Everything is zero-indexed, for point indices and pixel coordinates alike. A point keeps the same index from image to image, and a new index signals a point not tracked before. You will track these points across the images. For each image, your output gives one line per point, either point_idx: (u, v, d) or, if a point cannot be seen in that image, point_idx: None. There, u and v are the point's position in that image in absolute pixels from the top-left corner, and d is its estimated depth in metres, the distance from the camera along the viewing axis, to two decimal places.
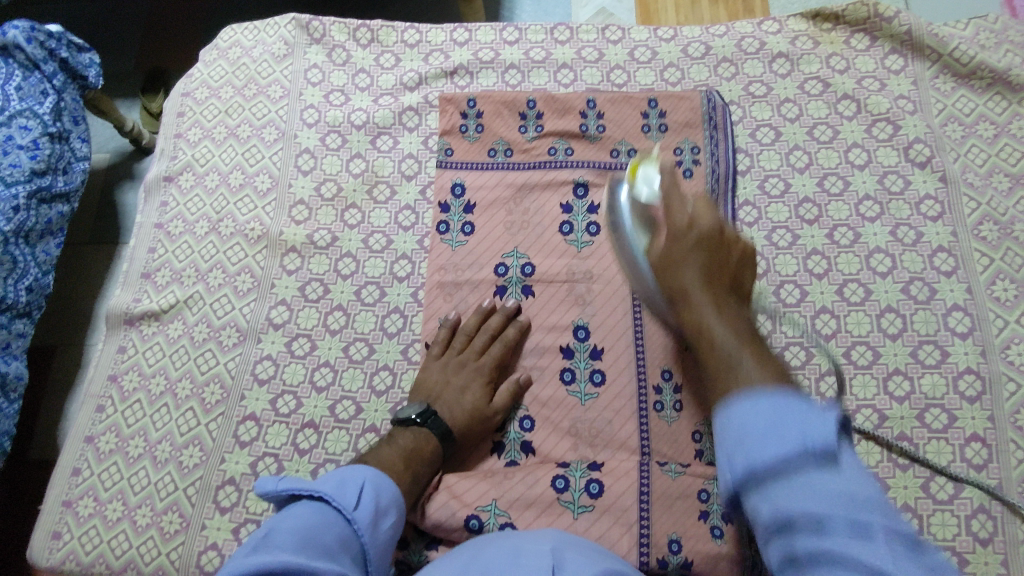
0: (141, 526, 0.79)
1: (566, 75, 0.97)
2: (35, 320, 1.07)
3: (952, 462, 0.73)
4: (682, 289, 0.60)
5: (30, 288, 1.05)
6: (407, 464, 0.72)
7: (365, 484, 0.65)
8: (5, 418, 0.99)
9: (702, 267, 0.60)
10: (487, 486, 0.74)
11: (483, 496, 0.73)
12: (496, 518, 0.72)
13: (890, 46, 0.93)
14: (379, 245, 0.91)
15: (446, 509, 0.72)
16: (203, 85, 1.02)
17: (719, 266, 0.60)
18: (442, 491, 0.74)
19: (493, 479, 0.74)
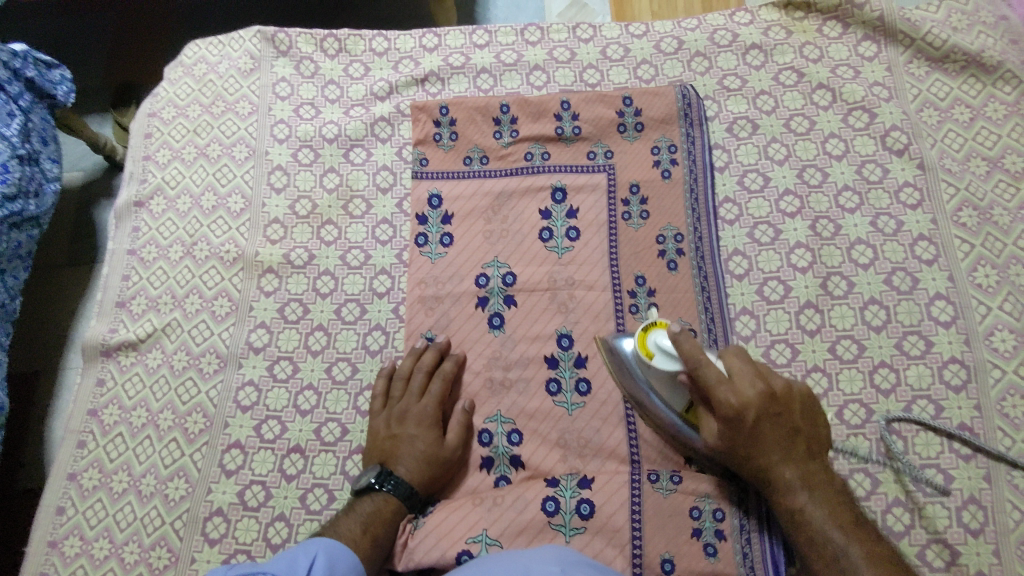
0: (129, 562, 0.78)
1: (539, 77, 0.96)
2: (7, 347, 1.04)
3: (941, 454, 0.72)
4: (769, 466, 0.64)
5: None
6: (368, 526, 0.70)
7: (318, 556, 0.63)
8: None
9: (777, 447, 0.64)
10: (477, 515, 0.72)
11: (473, 526, 0.72)
12: (489, 548, 0.70)
13: (863, 32, 0.92)
14: (357, 261, 0.89)
15: (434, 549, 0.71)
16: (169, 104, 1.00)
17: (789, 427, 0.64)
18: (429, 530, 0.72)
19: (483, 506, 0.73)
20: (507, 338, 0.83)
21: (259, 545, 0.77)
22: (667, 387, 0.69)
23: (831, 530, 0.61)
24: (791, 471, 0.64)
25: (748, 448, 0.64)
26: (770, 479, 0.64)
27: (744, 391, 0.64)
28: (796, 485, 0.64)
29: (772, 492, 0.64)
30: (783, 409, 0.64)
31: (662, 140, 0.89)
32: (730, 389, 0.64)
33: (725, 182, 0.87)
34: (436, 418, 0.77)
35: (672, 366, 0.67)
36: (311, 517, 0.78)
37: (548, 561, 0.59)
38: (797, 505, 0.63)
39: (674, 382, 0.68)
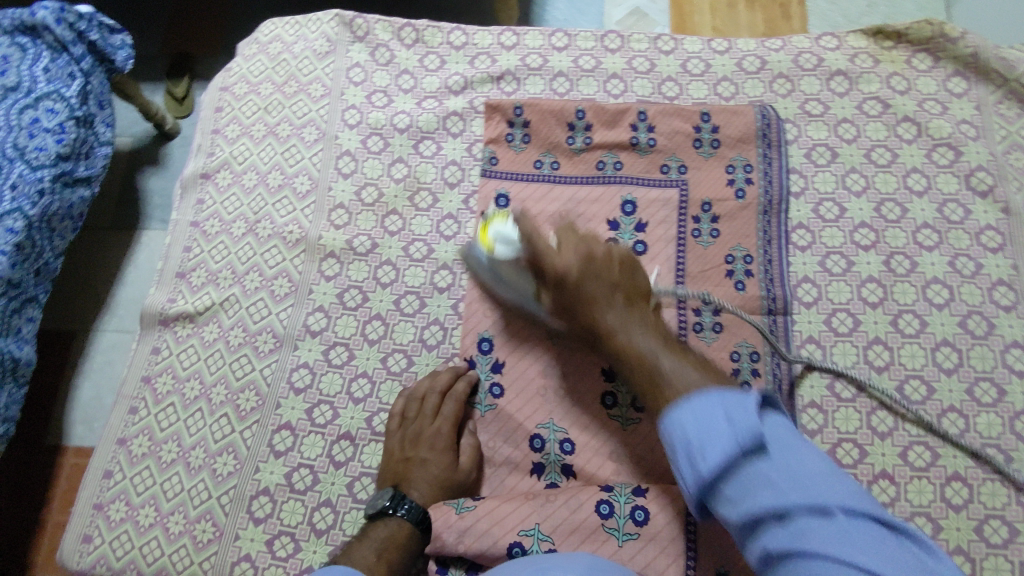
0: (173, 533, 0.78)
1: (616, 86, 0.95)
2: (42, 303, 1.06)
3: (1008, 506, 0.71)
4: (611, 331, 0.71)
5: (39, 271, 1.04)
6: (382, 552, 0.70)
7: None
8: (16, 404, 1.01)
9: (599, 293, 0.73)
10: (528, 509, 0.71)
11: (525, 520, 0.70)
12: (540, 544, 0.69)
13: (954, 68, 0.90)
14: (419, 254, 0.89)
15: (485, 536, 0.70)
16: (242, 79, 1.00)
17: (627, 287, 0.73)
18: (481, 518, 0.70)
19: (535, 502, 0.71)
20: (566, 348, 0.82)
21: (304, 529, 0.77)
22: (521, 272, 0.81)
23: (695, 382, 0.61)
24: (647, 347, 0.68)
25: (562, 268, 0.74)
26: (653, 390, 0.65)
27: (564, 260, 0.74)
28: (637, 330, 0.71)
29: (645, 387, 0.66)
30: (600, 268, 0.73)
31: (737, 159, 0.88)
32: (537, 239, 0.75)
33: (800, 209, 0.86)
34: (449, 439, 0.77)
35: (510, 254, 0.81)
36: (357, 505, 0.78)
37: (575, 568, 0.59)
38: (692, 386, 0.61)
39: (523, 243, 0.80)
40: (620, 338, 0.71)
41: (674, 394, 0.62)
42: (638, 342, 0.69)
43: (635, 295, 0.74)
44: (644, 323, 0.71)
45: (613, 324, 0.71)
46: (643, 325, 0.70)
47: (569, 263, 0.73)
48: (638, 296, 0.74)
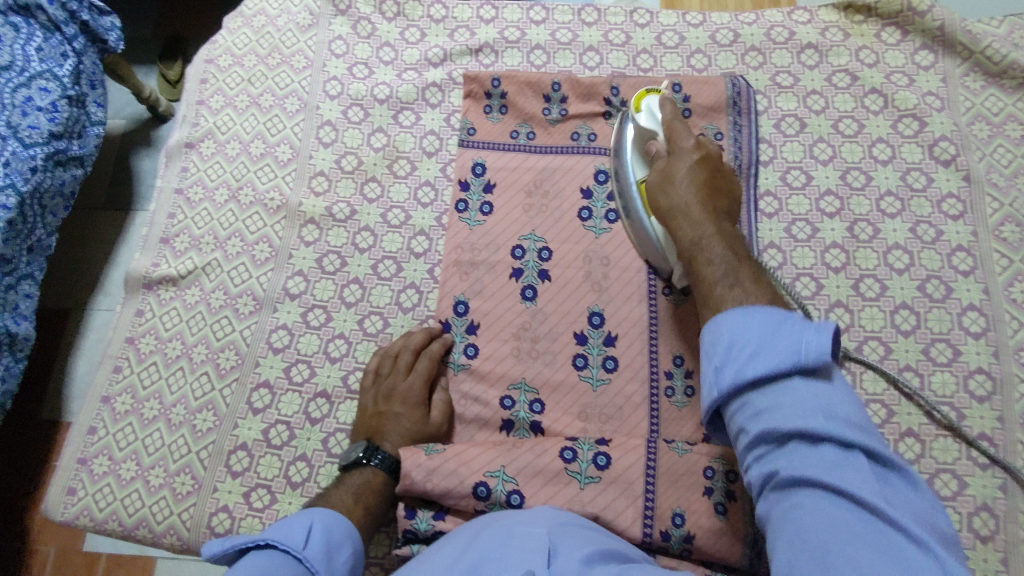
0: (154, 486, 0.81)
1: (592, 58, 0.97)
2: (38, 280, 1.08)
3: (958, 460, 0.73)
4: (710, 263, 0.65)
5: (32, 248, 1.06)
6: (360, 496, 0.72)
7: (314, 524, 0.63)
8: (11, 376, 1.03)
9: (701, 194, 0.71)
10: (495, 453, 0.73)
11: (491, 462, 0.72)
12: (505, 484, 0.71)
13: (922, 41, 0.92)
14: (397, 220, 0.91)
15: (453, 475, 0.71)
16: (227, 52, 1.02)
17: (710, 206, 0.70)
18: (451, 459, 0.73)
19: (502, 447, 0.74)
20: (539, 311, 0.84)
21: (280, 482, 0.80)
22: (643, 156, 0.82)
23: (751, 298, 0.59)
24: (719, 263, 0.64)
25: (673, 171, 0.74)
26: (704, 271, 0.65)
27: (674, 193, 0.72)
28: (729, 295, 0.60)
29: (700, 267, 0.65)
30: (728, 234, 0.68)
31: (708, 127, 0.89)
32: (677, 132, 0.77)
33: (768, 177, 0.88)
34: (421, 395, 0.79)
35: (642, 177, 0.81)
36: (331, 459, 0.81)
37: (538, 521, 0.61)
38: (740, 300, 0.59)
39: (647, 148, 0.81)
40: (698, 240, 0.67)
41: (722, 303, 0.60)
42: (707, 275, 0.64)
43: (727, 229, 0.68)
44: (744, 274, 0.62)
45: (692, 203, 0.70)
46: (693, 184, 0.71)
47: (680, 175, 0.73)
48: (745, 259, 0.65)
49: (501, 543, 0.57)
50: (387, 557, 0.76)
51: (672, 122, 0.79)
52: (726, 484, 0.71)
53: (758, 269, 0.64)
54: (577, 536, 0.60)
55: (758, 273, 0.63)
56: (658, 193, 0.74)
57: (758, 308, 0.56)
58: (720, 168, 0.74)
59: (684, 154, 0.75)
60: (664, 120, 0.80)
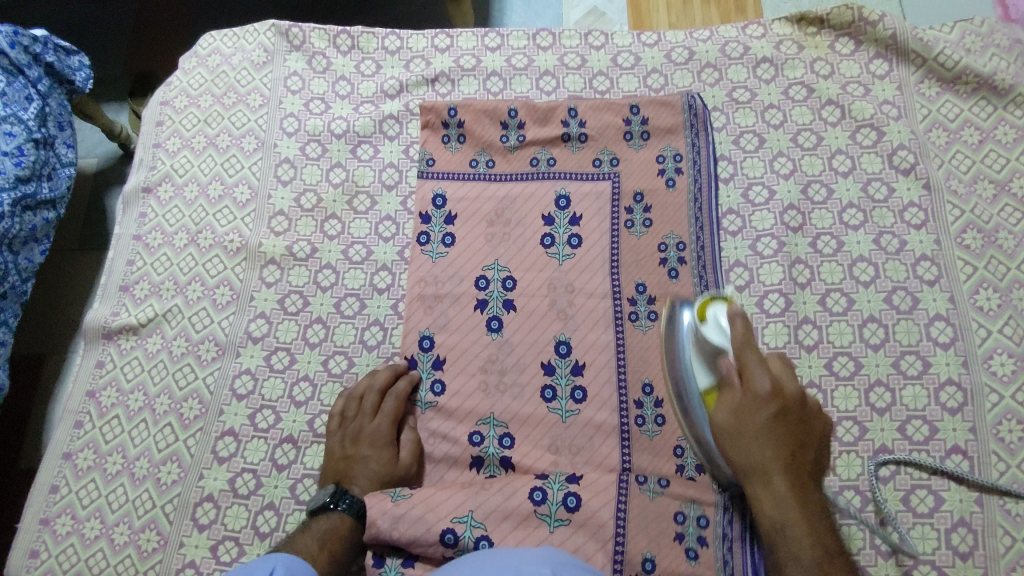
0: (119, 544, 0.79)
1: (548, 83, 0.96)
2: (13, 327, 1.04)
3: (933, 475, 0.72)
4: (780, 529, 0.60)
5: (6, 295, 1.02)
6: (326, 542, 0.70)
7: (276, 568, 0.62)
8: None
9: (787, 467, 0.62)
10: (463, 497, 0.71)
11: (459, 507, 0.71)
12: (473, 530, 0.70)
13: (875, 50, 0.92)
14: (358, 256, 0.90)
15: (420, 524, 0.70)
16: (182, 93, 1.01)
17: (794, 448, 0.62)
18: (418, 505, 0.71)
19: (470, 491, 0.72)
20: (505, 343, 0.83)
21: (248, 533, 0.78)
22: (704, 359, 0.69)
23: None
24: (777, 504, 0.61)
25: (747, 429, 0.63)
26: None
27: (755, 375, 0.63)
28: (777, 483, 0.61)
29: (787, 568, 0.59)
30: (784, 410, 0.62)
31: (667, 149, 0.89)
32: (753, 371, 0.63)
33: (730, 194, 0.88)
34: (389, 436, 0.77)
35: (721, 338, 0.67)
36: (300, 507, 0.79)
37: (540, 560, 0.59)
38: None
39: (709, 356, 0.69)
40: (778, 526, 0.60)
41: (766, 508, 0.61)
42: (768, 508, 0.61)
43: (800, 452, 0.62)
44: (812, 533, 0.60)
45: (773, 471, 0.61)
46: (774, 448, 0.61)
47: (757, 437, 0.62)
48: (821, 518, 0.61)
49: None
50: None
51: (743, 353, 0.64)
52: (697, 531, 0.70)
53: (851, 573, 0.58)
54: None
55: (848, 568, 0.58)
56: (727, 441, 0.65)
57: None
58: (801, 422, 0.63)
59: (764, 404, 0.62)
60: (731, 340, 0.65)
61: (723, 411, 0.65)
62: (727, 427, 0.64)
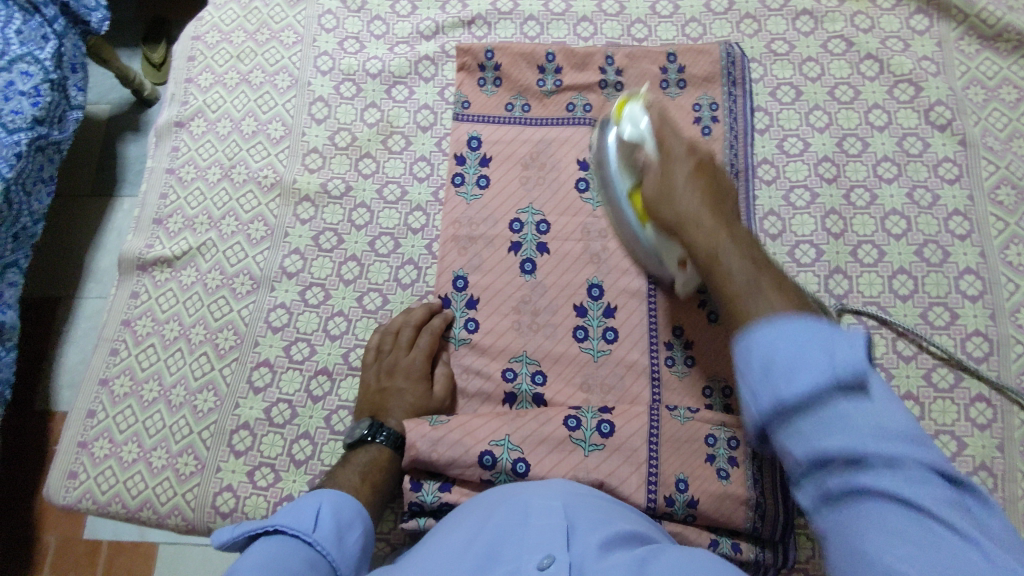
0: (157, 467, 0.81)
1: (586, 29, 0.96)
2: (24, 267, 1.06)
3: (956, 421, 0.74)
4: (714, 254, 0.57)
5: (17, 236, 1.03)
6: (366, 474, 0.72)
7: (323, 505, 0.63)
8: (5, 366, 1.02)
9: (707, 197, 0.63)
10: (499, 423, 0.73)
11: (495, 431, 0.73)
12: (509, 453, 0.72)
13: (916, 5, 0.91)
14: (393, 196, 0.90)
15: (458, 445, 0.72)
16: (214, 28, 1.00)
17: (716, 192, 0.63)
18: (455, 429, 0.73)
19: (505, 417, 0.74)
20: (538, 284, 0.84)
21: (284, 460, 0.80)
22: (630, 169, 0.76)
23: (783, 308, 0.46)
24: (707, 226, 0.60)
25: (668, 180, 0.66)
26: (728, 285, 0.54)
27: (674, 167, 0.66)
28: (726, 248, 0.57)
29: (720, 281, 0.55)
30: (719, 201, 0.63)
31: (703, 98, 0.89)
32: (670, 140, 0.69)
33: (765, 145, 0.88)
34: (424, 369, 0.79)
35: (653, 237, 0.76)
36: (335, 437, 0.81)
37: (554, 492, 0.61)
38: (767, 316, 0.45)
39: (636, 164, 0.75)
40: (715, 252, 0.57)
41: (747, 314, 0.48)
42: (731, 275, 0.54)
43: (737, 225, 0.60)
44: (744, 249, 0.56)
45: (698, 214, 0.62)
46: (698, 179, 0.64)
47: (676, 182, 0.65)
48: (749, 240, 0.58)
49: (519, 522, 0.56)
50: (394, 532, 0.76)
51: (660, 135, 0.71)
52: (728, 452, 0.72)
53: (782, 279, 0.52)
54: (596, 509, 0.60)
55: (788, 279, 0.52)
56: (664, 212, 0.66)
57: (791, 317, 0.42)
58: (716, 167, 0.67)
59: (682, 158, 0.67)
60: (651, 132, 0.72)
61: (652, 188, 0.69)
62: (655, 193, 0.67)
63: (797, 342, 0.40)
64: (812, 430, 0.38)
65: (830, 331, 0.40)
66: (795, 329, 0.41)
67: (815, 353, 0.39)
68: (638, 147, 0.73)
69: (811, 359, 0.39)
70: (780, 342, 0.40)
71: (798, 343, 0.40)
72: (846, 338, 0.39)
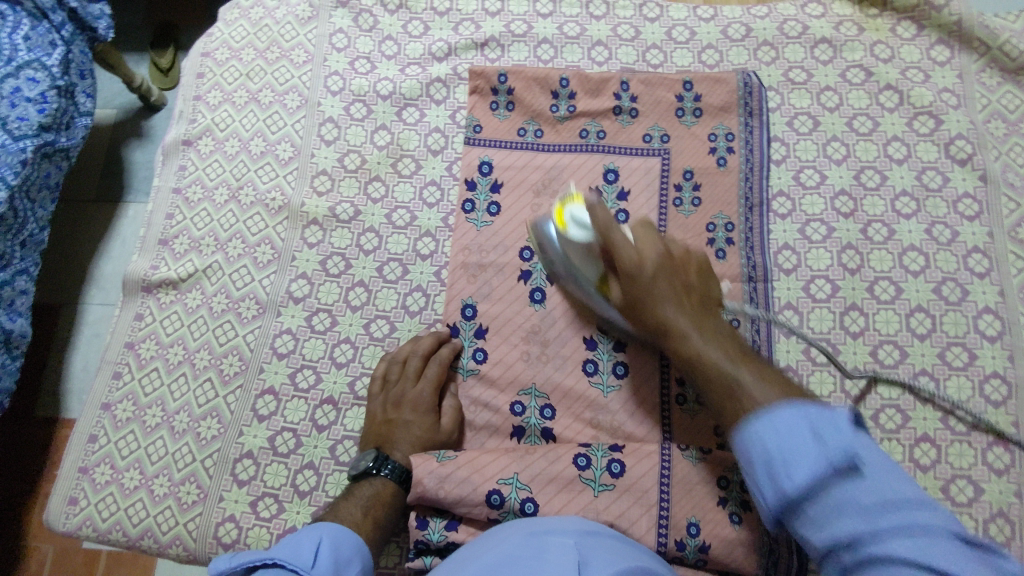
0: (158, 495, 0.80)
1: (600, 53, 0.94)
2: (33, 276, 1.04)
3: (973, 466, 0.73)
4: (681, 332, 0.65)
5: (24, 243, 1.01)
6: (370, 509, 0.70)
7: (322, 540, 0.61)
8: (7, 375, 0.99)
9: (676, 289, 0.68)
10: (508, 460, 0.72)
11: (504, 469, 0.71)
12: (518, 492, 0.70)
13: (938, 36, 0.90)
14: (402, 221, 0.89)
15: (466, 483, 0.70)
16: (223, 45, 0.99)
17: (682, 283, 0.69)
18: (463, 465, 0.71)
19: (514, 453, 0.72)
20: (548, 315, 0.82)
21: (287, 491, 0.79)
22: (589, 260, 0.75)
23: (767, 401, 0.54)
24: (652, 267, 0.68)
25: (641, 292, 0.68)
26: (715, 383, 0.60)
27: (616, 241, 0.70)
28: (694, 338, 0.64)
29: (703, 372, 0.62)
30: (679, 269, 0.69)
31: (719, 128, 0.88)
32: (620, 244, 0.70)
33: (781, 176, 0.86)
34: (431, 401, 0.77)
35: (584, 236, 0.75)
36: (340, 468, 0.79)
37: (568, 530, 0.60)
38: (763, 405, 0.54)
39: (591, 254, 0.75)
40: (696, 354, 0.64)
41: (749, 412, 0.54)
42: (712, 357, 0.62)
43: (676, 276, 0.68)
44: (708, 334, 0.64)
45: (682, 322, 0.65)
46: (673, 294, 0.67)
47: (647, 268, 0.68)
48: (731, 339, 0.65)
49: (535, 556, 0.55)
50: (398, 567, 0.75)
51: (605, 228, 0.70)
52: (741, 495, 0.71)
53: (773, 369, 0.60)
54: (610, 548, 0.59)
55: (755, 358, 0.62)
56: (632, 318, 0.70)
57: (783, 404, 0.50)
58: (673, 260, 0.70)
59: (649, 281, 0.68)
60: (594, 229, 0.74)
61: (619, 286, 0.72)
62: (625, 308, 0.71)
63: (792, 424, 0.48)
64: (817, 513, 0.46)
65: (812, 412, 0.48)
66: (789, 415, 0.49)
67: (800, 432, 0.48)
68: (592, 245, 0.74)
69: (795, 439, 0.47)
70: (780, 420, 0.49)
71: (789, 419, 0.49)
72: (829, 413, 0.48)
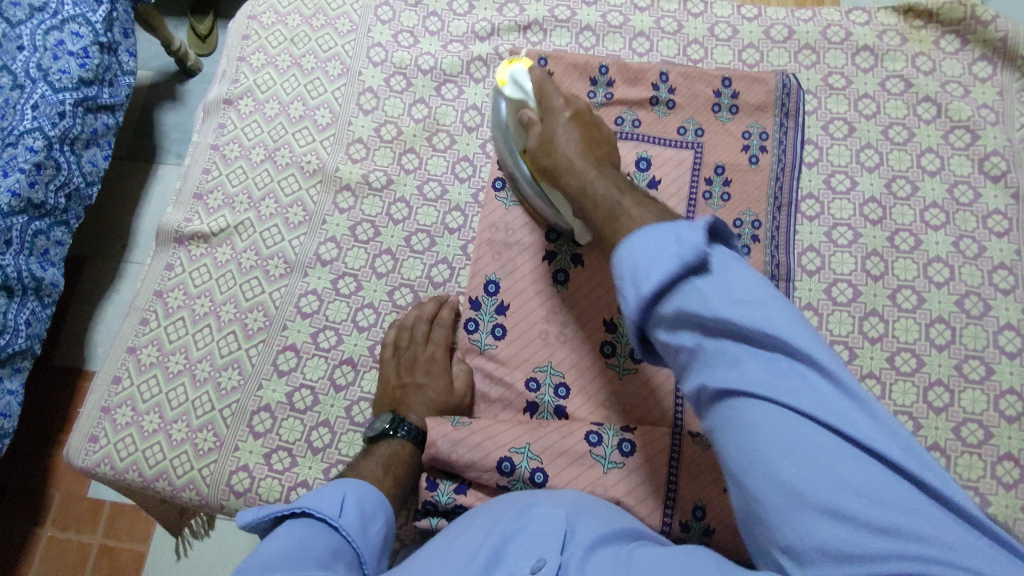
0: (176, 440, 0.82)
1: (642, 44, 0.95)
2: (72, 229, 1.06)
3: (982, 478, 0.73)
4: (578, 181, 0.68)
5: (70, 195, 1.03)
6: (389, 468, 0.71)
7: (348, 493, 0.63)
8: (39, 322, 1.00)
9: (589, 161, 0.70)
10: (521, 430, 0.73)
11: (517, 438, 0.73)
12: (529, 461, 0.72)
13: (981, 51, 0.90)
14: (433, 194, 0.90)
15: (479, 448, 0.72)
16: (271, 9, 1.01)
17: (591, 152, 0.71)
18: (476, 431, 0.73)
19: (528, 425, 0.74)
20: (569, 296, 0.83)
21: (302, 446, 0.80)
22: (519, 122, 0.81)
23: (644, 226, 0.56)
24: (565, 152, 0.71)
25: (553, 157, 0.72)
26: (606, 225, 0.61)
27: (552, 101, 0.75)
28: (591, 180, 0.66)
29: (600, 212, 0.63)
30: (593, 132, 0.74)
31: (754, 126, 0.88)
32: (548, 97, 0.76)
33: (811, 179, 0.87)
34: (444, 364, 0.80)
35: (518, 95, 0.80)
36: (354, 427, 0.81)
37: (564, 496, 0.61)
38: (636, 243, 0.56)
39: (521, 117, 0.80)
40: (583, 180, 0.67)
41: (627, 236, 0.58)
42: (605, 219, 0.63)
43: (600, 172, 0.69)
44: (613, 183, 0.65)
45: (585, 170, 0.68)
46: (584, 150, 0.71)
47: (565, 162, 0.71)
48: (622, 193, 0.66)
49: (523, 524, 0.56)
50: (405, 528, 0.77)
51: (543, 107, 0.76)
52: None
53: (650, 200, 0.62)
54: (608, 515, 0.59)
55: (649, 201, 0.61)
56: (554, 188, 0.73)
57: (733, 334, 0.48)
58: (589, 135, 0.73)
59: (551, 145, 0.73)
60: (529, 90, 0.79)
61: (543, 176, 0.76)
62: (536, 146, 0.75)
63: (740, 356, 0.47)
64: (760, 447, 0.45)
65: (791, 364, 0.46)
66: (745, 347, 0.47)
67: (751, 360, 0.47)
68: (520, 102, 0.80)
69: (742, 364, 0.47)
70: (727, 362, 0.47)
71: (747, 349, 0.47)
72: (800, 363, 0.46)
